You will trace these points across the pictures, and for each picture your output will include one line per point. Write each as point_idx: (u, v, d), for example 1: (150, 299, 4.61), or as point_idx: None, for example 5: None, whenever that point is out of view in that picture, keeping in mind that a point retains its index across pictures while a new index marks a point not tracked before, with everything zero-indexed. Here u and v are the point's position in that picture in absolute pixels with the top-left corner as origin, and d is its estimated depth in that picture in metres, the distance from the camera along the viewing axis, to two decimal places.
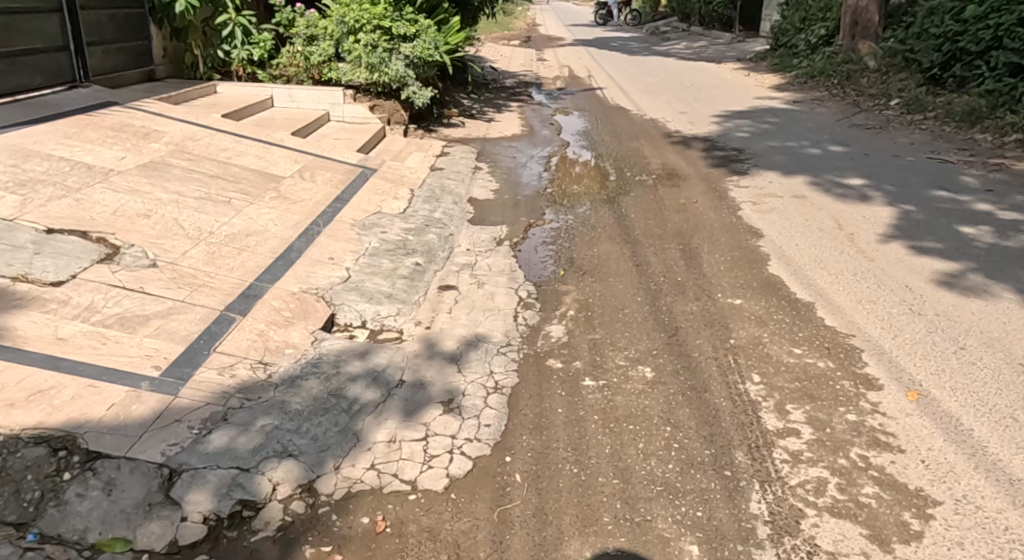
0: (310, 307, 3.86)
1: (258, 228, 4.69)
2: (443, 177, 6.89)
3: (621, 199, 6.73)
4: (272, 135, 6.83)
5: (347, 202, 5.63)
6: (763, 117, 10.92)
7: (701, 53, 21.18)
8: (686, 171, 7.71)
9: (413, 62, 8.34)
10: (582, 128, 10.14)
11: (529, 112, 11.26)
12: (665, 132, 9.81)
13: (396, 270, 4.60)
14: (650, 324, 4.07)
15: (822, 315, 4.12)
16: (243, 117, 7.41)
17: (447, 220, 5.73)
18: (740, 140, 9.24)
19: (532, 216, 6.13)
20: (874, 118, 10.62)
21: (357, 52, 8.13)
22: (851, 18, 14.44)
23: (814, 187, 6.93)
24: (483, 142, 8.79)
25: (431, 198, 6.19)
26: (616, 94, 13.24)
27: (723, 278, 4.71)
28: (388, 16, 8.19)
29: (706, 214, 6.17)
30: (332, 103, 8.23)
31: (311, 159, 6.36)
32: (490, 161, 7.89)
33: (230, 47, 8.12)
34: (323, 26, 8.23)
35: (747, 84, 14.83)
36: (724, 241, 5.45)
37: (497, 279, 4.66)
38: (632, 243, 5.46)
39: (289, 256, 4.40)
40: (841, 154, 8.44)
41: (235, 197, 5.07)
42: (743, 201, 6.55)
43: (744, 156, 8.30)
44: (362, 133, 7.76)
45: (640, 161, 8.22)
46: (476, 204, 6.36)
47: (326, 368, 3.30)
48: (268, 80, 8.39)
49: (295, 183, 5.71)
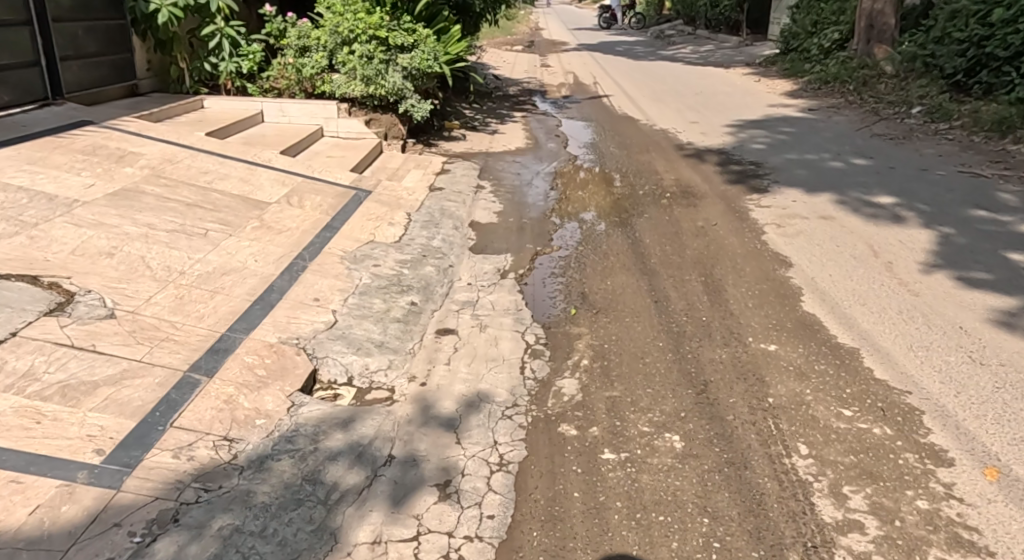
0: (289, 362, 3.40)
1: (236, 265, 4.23)
2: (443, 199, 6.43)
3: (634, 221, 6.26)
4: (260, 154, 6.37)
5: (337, 230, 5.17)
6: (779, 126, 10.45)
7: (708, 58, 20.71)
8: (702, 188, 7.23)
9: (411, 73, 7.88)
10: (590, 140, 9.69)
11: (534, 123, 10.82)
12: (676, 144, 9.34)
13: (389, 312, 4.13)
14: (676, 376, 3.59)
15: (869, 366, 3.65)
16: (230, 134, 6.96)
17: (446, 248, 5.28)
18: (757, 152, 8.76)
19: (538, 242, 5.66)
20: (895, 127, 10.14)
21: (352, 64, 7.68)
22: (866, 21, 13.96)
23: (843, 207, 6.45)
24: (486, 157, 8.33)
25: (430, 224, 5.73)
26: (624, 102, 12.78)
27: (753, 318, 4.24)
28: (385, 26, 7.73)
29: (728, 239, 5.70)
30: (326, 118, 7.81)
31: (300, 182, 5.91)
32: (493, 179, 7.44)
33: (218, 60, 7.70)
34: (316, 36, 7.78)
35: (758, 90, 14.36)
36: (751, 272, 4.97)
37: (501, 321, 4.20)
38: (649, 274, 4.99)
39: (269, 298, 3.94)
40: (866, 168, 7.96)
41: (212, 228, 4.61)
42: (766, 223, 6.08)
43: (763, 171, 7.82)
44: (358, 150, 7.33)
45: (653, 176, 7.75)
46: (478, 228, 5.91)
47: (302, 445, 2.83)
48: (258, 94, 7.94)
49: (281, 210, 5.25)
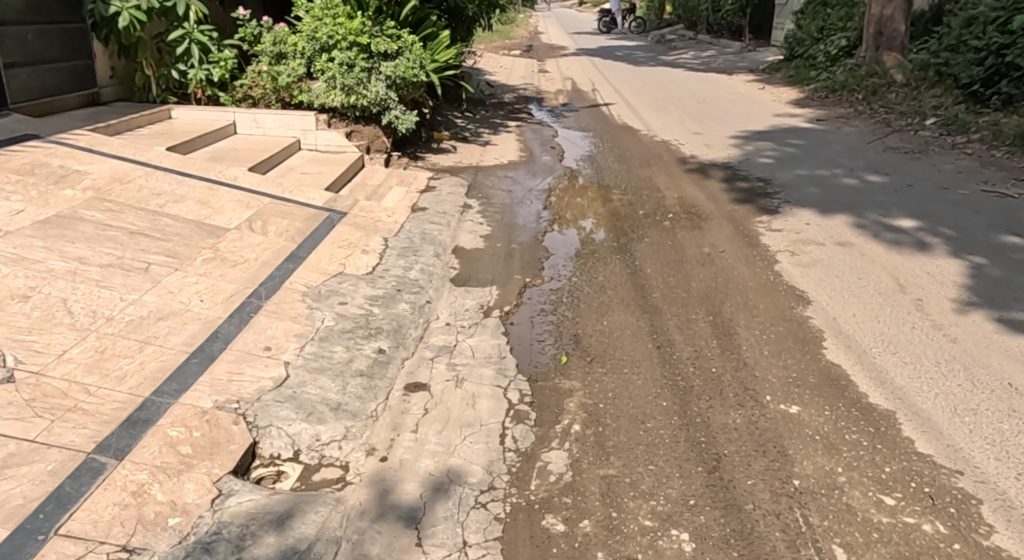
0: (222, 435, 2.84)
1: (177, 306, 3.70)
2: (425, 220, 5.90)
3: (634, 247, 5.73)
4: (225, 171, 5.83)
5: (302, 260, 4.63)
6: (786, 138, 9.92)
7: (710, 64, 20.19)
8: (707, 208, 6.70)
9: (396, 83, 7.35)
10: (587, 153, 9.16)
11: (528, 133, 10.30)
12: (679, 158, 8.81)
13: (352, 362, 3.59)
14: (683, 448, 3.05)
15: (909, 435, 3.11)
16: (196, 147, 6.42)
17: (424, 281, 4.74)
18: (764, 167, 8.24)
19: (528, 272, 5.13)
20: (909, 139, 9.61)
21: (331, 72, 7.15)
22: (875, 28, 13.48)
23: (861, 231, 5.92)
24: (475, 171, 7.80)
25: (409, 251, 5.19)
26: (623, 111, 12.26)
27: (770, 370, 3.70)
28: (367, 31, 7.25)
29: (737, 269, 5.17)
30: (303, 129, 7.28)
31: (266, 203, 5.38)
32: (482, 197, 6.91)
33: (187, 67, 7.17)
34: (293, 42, 7.26)
35: (762, 98, 13.85)
36: (764, 310, 4.44)
37: (481, 374, 3.66)
38: (650, 311, 4.46)
39: (210, 349, 3.39)
40: (882, 185, 7.43)
41: (156, 261, 4.07)
42: (779, 250, 5.54)
43: (772, 189, 7.29)
44: (336, 166, 6.79)
45: (655, 194, 7.22)
46: (462, 255, 5.37)
47: (222, 554, 2.28)
48: (230, 103, 7.40)
49: (241, 237, 4.72)
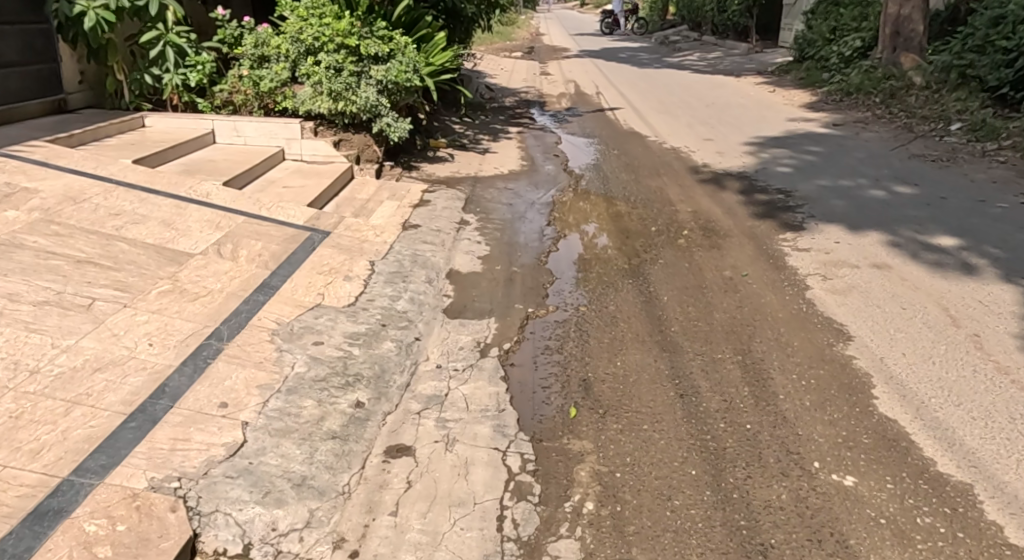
0: (153, 528, 2.28)
1: (119, 352, 3.16)
2: (417, 240, 5.37)
3: (647, 270, 5.19)
4: (197, 186, 5.30)
5: (275, 290, 4.09)
6: (803, 145, 9.38)
7: (717, 65, 19.66)
8: (725, 224, 6.16)
9: (387, 88, 6.82)
10: (592, 161, 8.63)
11: (530, 140, 9.76)
12: (691, 166, 8.27)
13: (324, 419, 3.05)
14: (720, 537, 2.50)
15: (995, 521, 2.55)
16: (168, 159, 5.89)
17: (413, 312, 4.21)
18: (783, 177, 7.70)
19: (529, 301, 4.59)
20: (935, 146, 9.08)
21: (318, 76, 6.62)
22: (892, 28, 12.97)
23: (898, 251, 5.39)
24: (473, 183, 7.27)
25: (397, 277, 4.65)
26: (629, 116, 11.73)
27: (816, 427, 3.15)
28: (356, 32, 6.73)
29: (763, 296, 4.62)
30: (287, 138, 6.77)
31: (240, 223, 4.85)
32: (480, 212, 6.38)
33: (162, 71, 6.65)
34: (275, 44, 6.74)
35: (774, 101, 13.31)
36: (800, 349, 3.89)
37: (476, 432, 3.11)
38: (669, 350, 3.91)
39: (153, 408, 2.85)
40: (912, 197, 6.88)
41: (102, 296, 3.53)
42: (809, 273, 5.00)
43: (795, 202, 6.75)
44: (322, 179, 6.27)
45: (667, 207, 6.68)
46: (457, 281, 4.84)
47: None
48: (209, 109, 6.87)
49: (206, 263, 4.18)
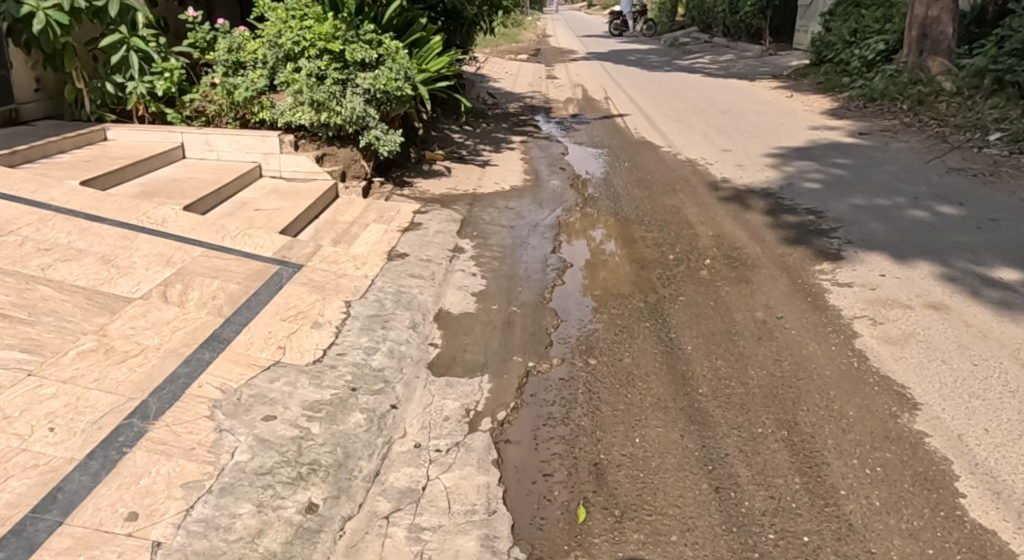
0: None
1: (8, 442, 2.49)
2: (403, 274, 4.71)
3: (666, 308, 4.51)
4: (152, 212, 4.65)
5: (225, 345, 3.42)
6: (830, 157, 8.69)
7: (730, 68, 18.98)
8: (752, 253, 5.48)
9: (376, 97, 6.19)
10: (600, 175, 7.97)
11: (535, 150, 9.12)
12: (709, 182, 7.60)
13: (264, 532, 2.37)
14: None
15: None
16: (127, 178, 5.25)
17: (391, 369, 3.55)
18: (811, 195, 7.02)
19: (530, 352, 3.91)
20: (973, 158, 8.37)
21: (298, 85, 6.00)
22: (919, 30, 12.27)
23: (955, 286, 4.70)
24: (471, 202, 6.62)
25: (376, 322, 3.98)
26: (640, 123, 11.06)
27: (893, 543, 2.47)
28: (340, 36, 6.11)
29: (805, 346, 3.93)
30: (265, 153, 6.13)
31: (197, 258, 4.20)
32: (478, 237, 5.71)
33: (126, 79, 6.01)
34: (251, 49, 6.12)
35: (793, 108, 12.63)
36: (858, 422, 3.20)
37: (460, 548, 2.43)
38: (698, 423, 3.22)
39: (33, 528, 2.18)
40: (960, 219, 6.19)
41: (2, 363, 2.87)
42: (855, 315, 4.31)
43: (828, 224, 6.06)
44: (300, 200, 5.63)
45: (686, 231, 6.01)
46: (446, 325, 4.18)
47: None
48: (179, 121, 6.23)
49: (145, 310, 3.51)
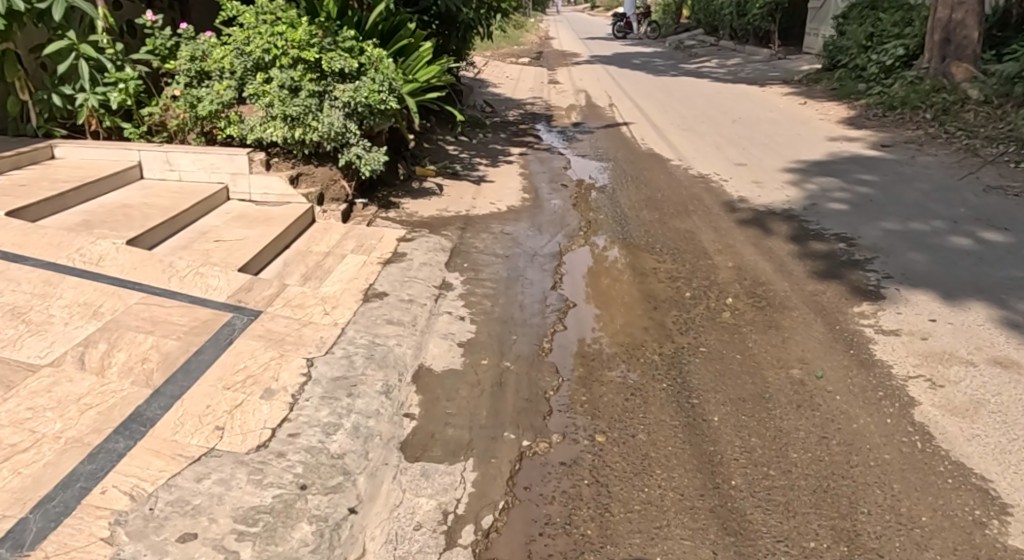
0: None
1: None
2: (380, 321, 4.07)
3: (685, 363, 3.86)
4: (88, 247, 4.03)
5: (147, 427, 2.78)
6: (854, 172, 8.05)
7: (738, 73, 18.34)
8: (779, 290, 4.83)
9: (357, 111, 5.57)
10: (605, 193, 7.33)
11: (534, 164, 8.48)
12: (725, 202, 6.96)
13: None
14: None
15: None
16: (68, 205, 4.62)
17: (354, 454, 2.89)
18: (838, 218, 6.38)
19: (526, 425, 3.25)
20: (1011, 174, 7.72)
21: (269, 97, 5.38)
22: (942, 35, 11.65)
23: (1020, 335, 4.06)
24: (463, 226, 5.98)
25: (341, 387, 3.33)
26: (647, 133, 10.42)
27: None
28: (316, 43, 5.48)
29: (855, 418, 3.27)
30: (232, 173, 5.50)
31: (133, 306, 3.58)
32: (468, 270, 5.08)
33: (76, 90, 5.38)
34: (217, 57, 5.47)
35: (808, 116, 12.00)
36: (936, 533, 2.54)
37: None
38: (735, 533, 2.57)
39: None
40: (1008, 247, 5.54)
41: None
42: (909, 374, 3.65)
43: (862, 253, 5.42)
44: (269, 228, 5.00)
45: (702, 262, 5.37)
46: (426, 386, 3.53)
47: None
48: (137, 137, 5.60)
49: (52, 383, 2.90)
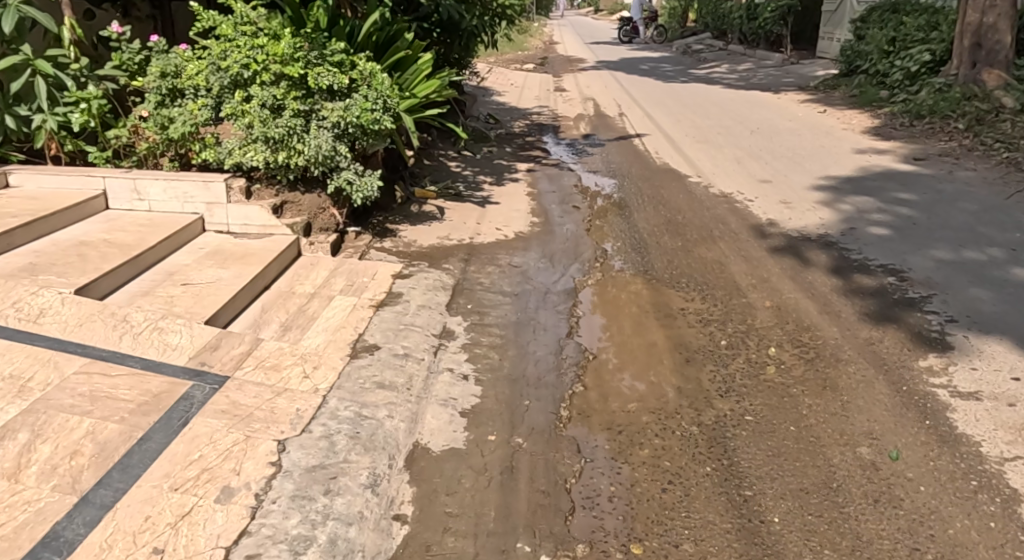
0: None
1: None
2: (369, 384, 3.47)
3: (730, 439, 3.24)
4: (27, 301, 3.47)
5: (62, 556, 2.18)
6: (890, 190, 7.44)
7: (751, 79, 17.73)
8: (829, 337, 4.21)
9: (347, 132, 4.99)
10: (621, 215, 6.73)
11: (542, 182, 7.89)
12: (753, 226, 6.36)
13: None
14: None
15: None
16: (14, 245, 4.06)
17: None
18: (882, 245, 5.76)
19: (544, 532, 2.63)
20: None
21: (249, 118, 4.81)
22: (972, 39, 11.04)
23: None
24: (467, 258, 5.39)
25: (317, 482, 2.72)
26: (661, 146, 9.83)
27: None
28: (301, 57, 4.90)
29: (949, 521, 2.67)
30: (208, 202, 4.94)
31: (70, 379, 2.99)
32: (473, 313, 4.48)
33: (31, 111, 4.80)
34: (190, 73, 4.89)
35: (830, 125, 11.39)
36: None
37: None
38: None
39: None
40: None
41: None
42: (1005, 456, 3.04)
43: (916, 290, 4.81)
44: (246, 266, 4.41)
45: (736, 300, 4.76)
46: (421, 473, 2.93)
47: None
48: (103, 161, 5.03)
49: None
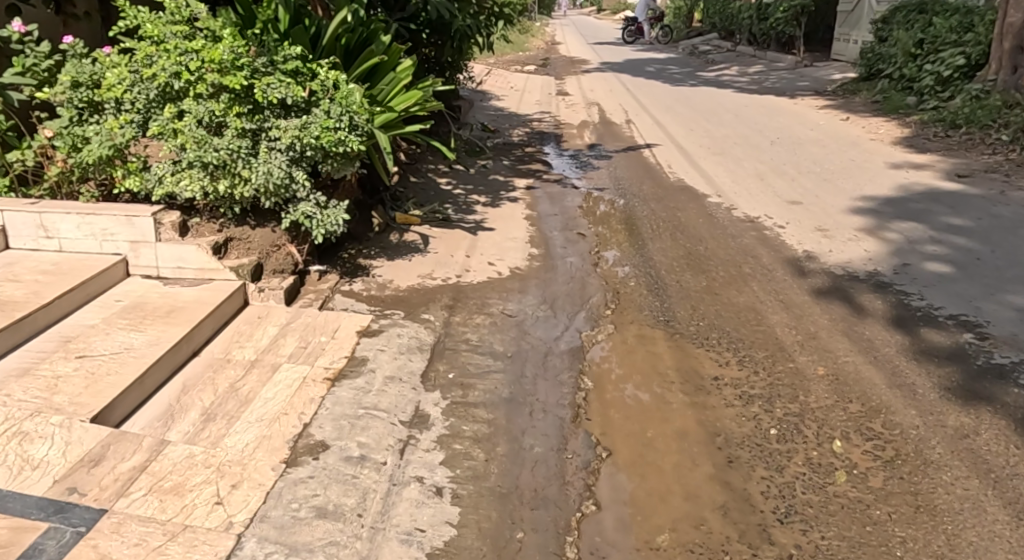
0: None
1: None
2: (305, 511, 2.55)
3: None
4: None
5: None
6: (939, 214, 6.53)
7: (764, 82, 16.81)
8: (908, 426, 3.28)
9: (305, 155, 4.08)
10: (633, 244, 5.81)
11: (542, 202, 6.98)
12: (789, 260, 5.45)
13: None
14: None
15: None
16: None
17: None
18: (946, 287, 4.84)
19: None
20: None
21: (181, 139, 3.91)
22: (1015, 42, 10.07)
23: None
24: (450, 305, 4.47)
25: None
26: (674, 158, 8.92)
27: None
28: (246, 64, 4.00)
29: None
30: (133, 240, 4.02)
31: None
32: (453, 385, 3.57)
33: None
34: (109, 84, 4.01)
35: (856, 134, 10.46)
36: None
37: None
38: None
39: None
40: None
41: None
42: None
43: (1003, 354, 3.89)
44: (169, 328, 3.49)
45: (782, 366, 3.85)
46: None
47: None
48: (6, 191, 4.17)
49: None
